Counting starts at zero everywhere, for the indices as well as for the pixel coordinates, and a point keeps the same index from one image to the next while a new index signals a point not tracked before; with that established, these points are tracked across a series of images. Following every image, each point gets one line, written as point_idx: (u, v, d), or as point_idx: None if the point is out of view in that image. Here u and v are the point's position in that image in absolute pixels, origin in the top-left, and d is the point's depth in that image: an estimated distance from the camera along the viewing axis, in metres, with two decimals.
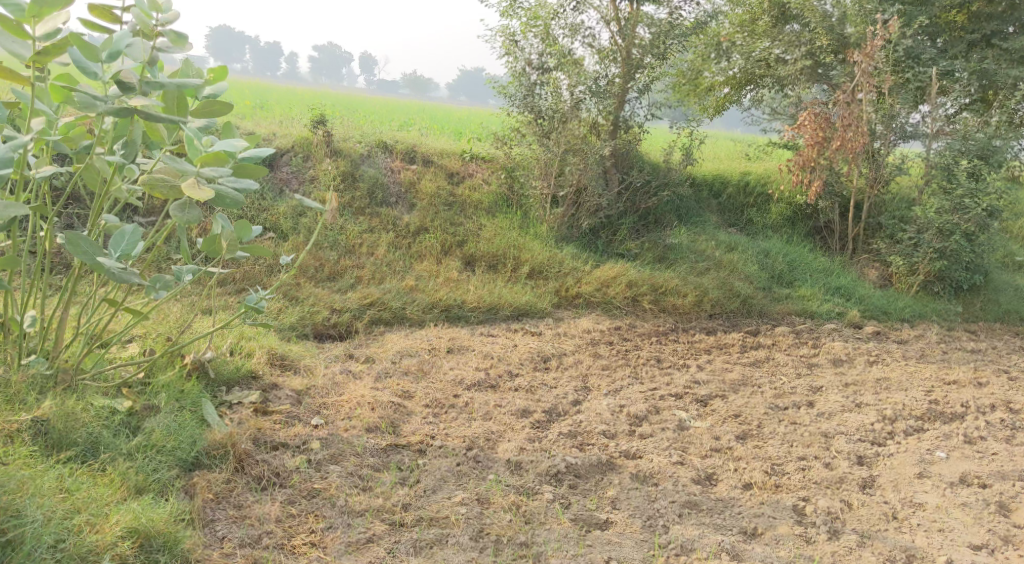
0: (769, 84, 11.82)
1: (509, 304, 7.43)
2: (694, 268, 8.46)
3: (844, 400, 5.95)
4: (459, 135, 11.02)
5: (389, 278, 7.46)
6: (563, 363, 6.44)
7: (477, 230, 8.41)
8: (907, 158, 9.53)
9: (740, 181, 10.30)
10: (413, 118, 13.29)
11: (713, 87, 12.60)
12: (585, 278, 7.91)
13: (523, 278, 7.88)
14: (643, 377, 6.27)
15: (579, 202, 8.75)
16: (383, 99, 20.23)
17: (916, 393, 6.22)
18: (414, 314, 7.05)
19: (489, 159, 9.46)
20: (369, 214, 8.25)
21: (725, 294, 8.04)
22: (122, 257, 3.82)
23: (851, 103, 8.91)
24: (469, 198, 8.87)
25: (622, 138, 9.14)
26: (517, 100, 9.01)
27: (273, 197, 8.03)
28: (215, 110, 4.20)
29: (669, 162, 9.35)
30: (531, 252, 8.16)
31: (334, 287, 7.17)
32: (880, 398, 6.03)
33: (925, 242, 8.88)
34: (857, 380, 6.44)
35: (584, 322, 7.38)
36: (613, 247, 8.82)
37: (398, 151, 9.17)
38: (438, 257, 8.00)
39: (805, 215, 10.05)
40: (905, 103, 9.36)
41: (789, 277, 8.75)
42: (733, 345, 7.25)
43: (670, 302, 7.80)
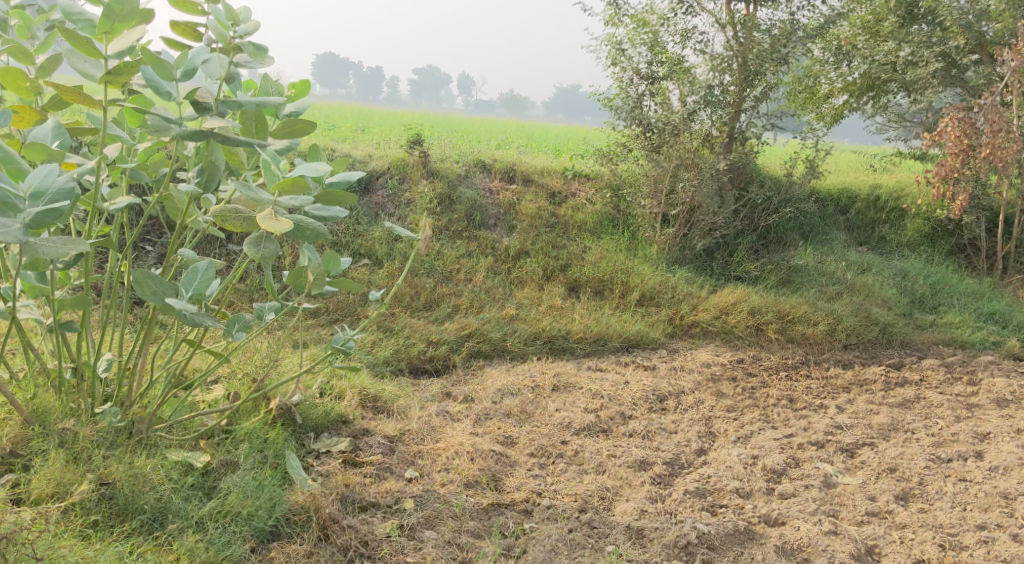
0: (894, 89, 10.78)
1: (619, 333, 6.80)
2: (824, 293, 7.66)
3: (1020, 451, 5.08)
4: (559, 152, 10.45)
5: (488, 306, 6.93)
6: (682, 404, 5.76)
7: (581, 253, 7.81)
8: None
9: (869, 195, 9.39)
10: (512, 136, 12.80)
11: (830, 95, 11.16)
12: (701, 305, 7.21)
13: (633, 305, 7.24)
14: (775, 421, 5.54)
15: (692, 221, 8.06)
16: (482, 118, 19.94)
17: None
18: (516, 346, 6.49)
19: (593, 176, 8.86)
20: (467, 237, 7.78)
21: (861, 321, 7.20)
22: (194, 296, 3.39)
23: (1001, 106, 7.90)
24: (572, 218, 8.30)
25: (738, 151, 8.44)
26: (624, 113, 8.40)
27: (368, 222, 7.65)
28: (298, 130, 3.73)
29: (791, 177, 8.56)
30: (641, 277, 7.51)
31: (430, 317, 6.69)
32: None
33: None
34: None
35: (702, 354, 6.68)
36: (730, 270, 8.09)
37: (496, 171, 8.69)
38: (541, 283, 7.44)
39: (946, 231, 9.05)
40: None
41: (932, 301, 7.83)
42: (875, 381, 6.41)
43: (799, 331, 7.02)
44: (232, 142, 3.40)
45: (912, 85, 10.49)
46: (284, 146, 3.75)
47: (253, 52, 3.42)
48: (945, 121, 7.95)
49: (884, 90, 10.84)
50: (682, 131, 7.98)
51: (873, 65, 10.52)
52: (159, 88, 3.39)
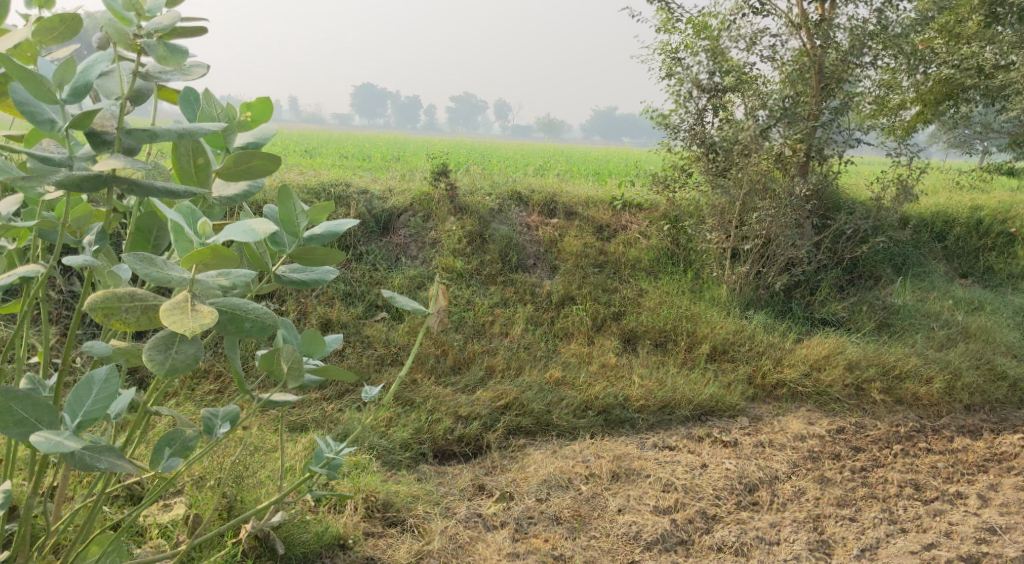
0: (975, 97, 9.38)
1: (689, 399, 5.57)
2: (933, 338, 6.49)
3: None
4: (602, 178, 9.30)
5: (528, 368, 5.71)
6: (778, 497, 4.53)
7: (637, 298, 6.61)
8: None
9: (971, 219, 8.41)
10: (550, 162, 11.72)
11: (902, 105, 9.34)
12: (788, 359, 6.04)
13: (703, 361, 6.01)
14: (903, 520, 4.29)
15: (767, 255, 6.77)
16: (517, 145, 18.93)
17: None
18: (565, 419, 5.23)
19: (648, 206, 7.66)
20: (502, 282, 6.59)
21: (984, 377, 6.05)
22: (84, 425, 2.23)
23: None
24: (624, 255, 7.09)
25: (815, 172, 7.28)
26: (683, 132, 7.32)
27: (386, 268, 6.50)
28: (255, 170, 2.50)
29: (882, 200, 7.31)
30: (711, 326, 6.29)
31: (458, 384, 5.48)
32: None
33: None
34: None
35: (793, 424, 5.47)
36: (814, 312, 6.87)
37: (535, 203, 7.53)
38: (590, 336, 6.21)
39: None
40: None
41: None
42: (1017, 456, 5.23)
43: (909, 390, 5.85)
44: (142, 188, 2.27)
45: (1000, 93, 9.14)
46: (236, 192, 2.56)
47: (164, 55, 2.21)
48: None
49: (961, 98, 9.38)
50: (754, 152, 6.75)
51: (956, 70, 9.01)
52: (35, 112, 2.27)
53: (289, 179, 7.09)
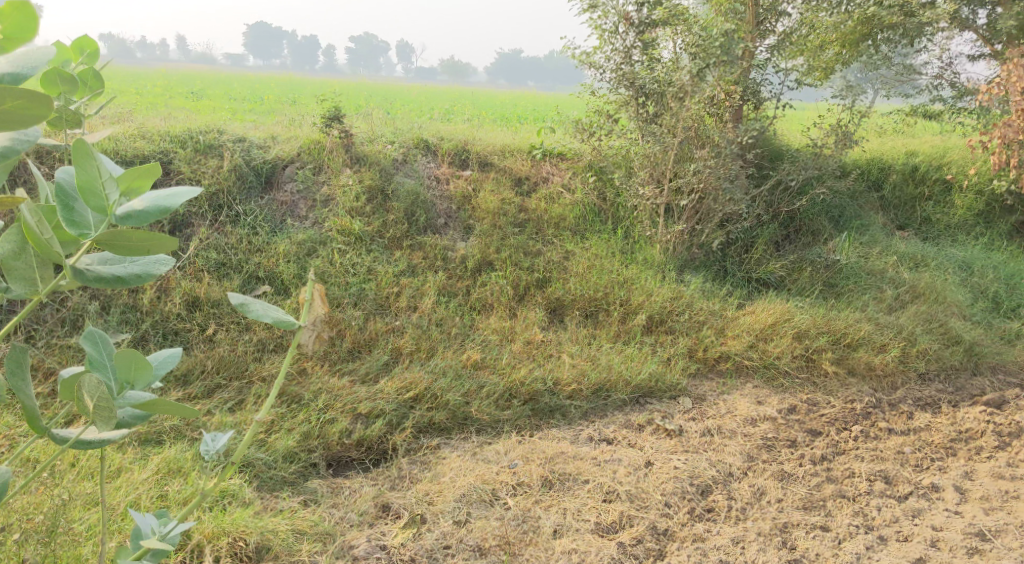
0: (894, 39, 8.83)
1: (626, 380, 4.85)
2: (882, 300, 6.01)
3: None
4: (516, 124, 8.40)
5: (441, 349, 4.86)
6: (735, 501, 3.92)
7: (562, 261, 5.83)
8: None
9: (906, 164, 8.11)
10: (458, 105, 10.76)
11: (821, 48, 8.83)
12: (731, 328, 5.41)
13: (638, 334, 5.30)
14: (880, 526, 3.81)
15: (702, 211, 6.12)
16: (423, 88, 17.76)
17: None
18: (485, 412, 4.44)
19: (572, 155, 6.75)
20: (408, 246, 5.66)
21: (937, 342, 5.63)
22: None
23: None
24: (547, 212, 6.28)
25: (750, 120, 6.57)
26: (610, 71, 6.35)
27: (269, 231, 5.49)
28: (16, 116, 1.59)
29: (823, 147, 6.66)
30: (647, 293, 5.57)
31: (358, 373, 4.59)
32: None
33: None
34: None
35: (741, 405, 4.86)
36: (750, 271, 6.27)
37: (444, 152, 6.59)
38: (512, 308, 5.41)
39: (1003, 207, 7.85)
40: None
41: (1010, 303, 6.53)
42: (982, 434, 4.84)
43: (863, 360, 5.31)
44: None
45: (922, 31, 8.58)
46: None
47: None
48: (1007, 68, 6.91)
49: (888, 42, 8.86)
50: (689, 95, 5.91)
51: (882, 7, 8.33)
52: None
53: (148, 126, 5.93)
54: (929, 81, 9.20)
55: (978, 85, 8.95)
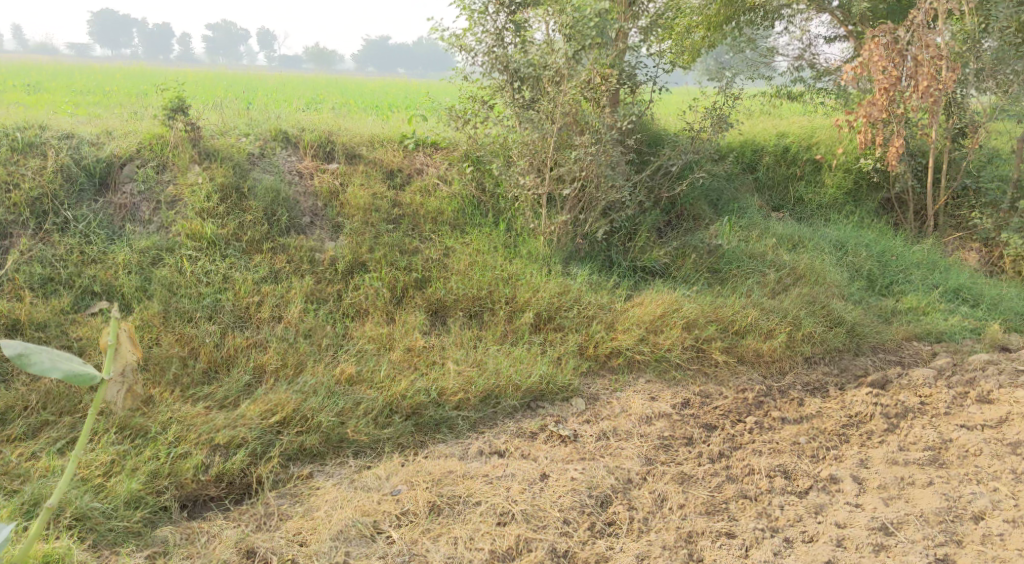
0: (757, 20, 8.88)
1: (516, 384, 4.52)
2: (766, 284, 5.94)
3: None
4: (386, 112, 7.91)
5: (311, 364, 4.39)
6: (637, 511, 3.68)
7: (442, 259, 5.42)
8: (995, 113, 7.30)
9: (777, 146, 8.17)
10: (325, 94, 10.17)
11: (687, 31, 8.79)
12: (621, 321, 5.17)
13: (525, 334, 4.99)
14: (784, 527, 3.67)
15: (585, 200, 5.86)
16: (288, 75, 16.90)
17: None
18: (363, 432, 4.01)
19: (446, 145, 6.36)
20: (270, 250, 5.11)
21: (822, 324, 5.58)
22: None
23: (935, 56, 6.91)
24: (422, 205, 5.81)
25: (628, 104, 6.36)
26: (481, 55, 5.94)
27: (106, 239, 4.91)
28: None
29: (699, 130, 6.52)
30: (532, 289, 5.26)
31: (215, 398, 4.10)
32: None
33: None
34: None
35: (635, 402, 4.64)
36: (635, 260, 6.07)
37: (307, 144, 6.04)
38: (389, 312, 4.95)
39: (870, 184, 7.98)
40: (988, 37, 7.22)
41: (883, 281, 6.64)
42: (872, 417, 4.75)
43: (752, 348, 5.20)
44: None
45: (778, 10, 8.66)
46: None
47: None
48: (869, 47, 6.95)
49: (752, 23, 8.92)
50: (567, 78, 5.66)
51: None
52: None
53: None
54: (791, 63, 9.24)
55: (835, 65, 9.09)
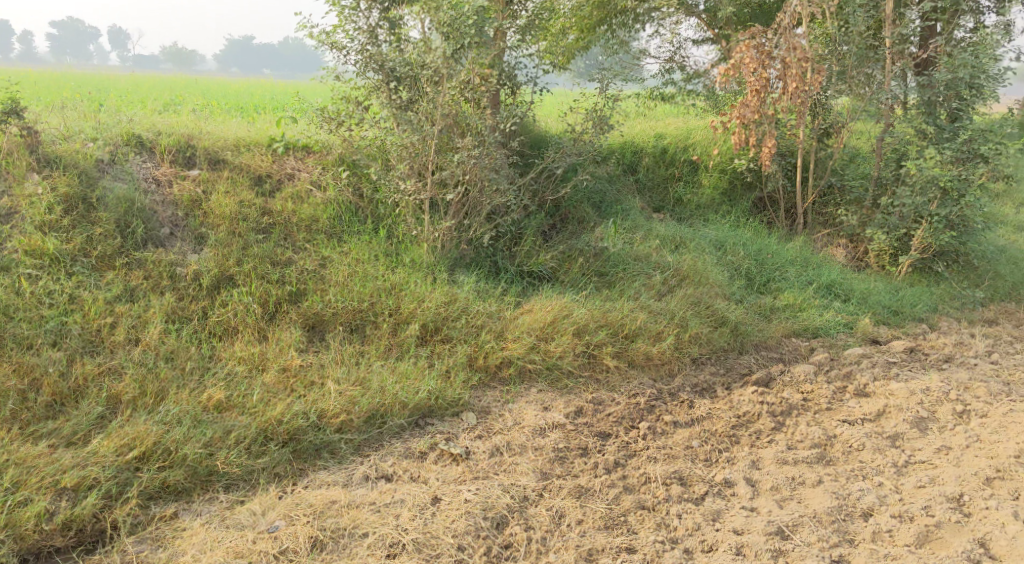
0: (630, 22, 8.95)
1: (402, 402, 4.26)
2: (652, 286, 5.90)
3: (1005, 538, 3.66)
4: (253, 115, 7.48)
5: (174, 391, 4.01)
6: (534, 531, 3.54)
7: (318, 269, 5.08)
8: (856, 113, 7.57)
9: (655, 148, 8.23)
10: (186, 96, 9.57)
11: (563, 31, 8.76)
12: (511, 330, 4.99)
13: (410, 347, 4.74)
14: (683, 537, 3.60)
15: (469, 204, 5.65)
16: (146, 76, 15.94)
17: None
18: (235, 464, 3.68)
19: (319, 148, 6.00)
20: (123, 265, 4.67)
21: (708, 325, 5.58)
22: None
23: (803, 59, 7.07)
24: (295, 213, 5.44)
25: (509, 106, 6.21)
26: (354, 54, 5.65)
27: None
28: None
29: (581, 132, 6.45)
30: (417, 299, 5.01)
31: (63, 436, 3.70)
32: None
33: (927, 211, 7.17)
34: (979, 465, 4.22)
35: (527, 414, 4.47)
36: (521, 265, 5.91)
37: (163, 149, 5.57)
38: (261, 329, 4.59)
39: (744, 184, 8.13)
40: (850, 40, 7.45)
41: (762, 278, 6.75)
42: (759, 416, 4.75)
43: (641, 352, 5.13)
44: None
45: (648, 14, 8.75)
46: None
47: None
48: (741, 49, 7.04)
49: (626, 25, 8.99)
50: (446, 78, 5.44)
51: None
52: None
53: None
54: (662, 66, 9.43)
55: (704, 68, 9.30)
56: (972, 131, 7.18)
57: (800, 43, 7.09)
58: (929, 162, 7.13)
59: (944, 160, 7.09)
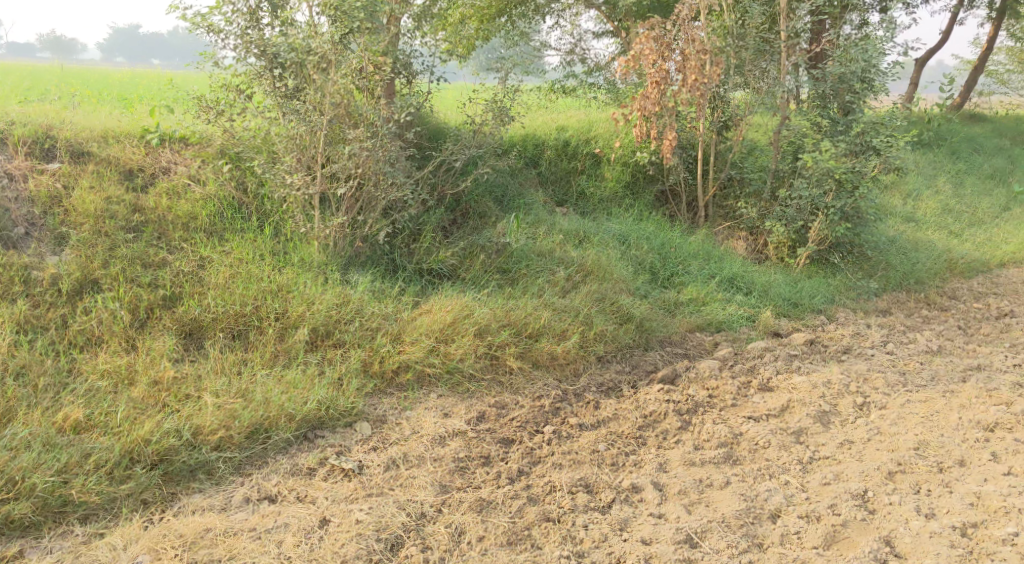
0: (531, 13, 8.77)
1: (289, 415, 3.94)
2: (555, 282, 5.72)
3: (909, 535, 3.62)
4: (130, 104, 6.96)
5: (24, 412, 3.60)
6: (432, 551, 3.30)
7: (196, 271, 4.67)
8: (754, 107, 7.59)
9: (557, 141, 8.08)
10: (61, 85, 8.92)
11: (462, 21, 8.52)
12: (409, 332, 4.71)
13: (298, 355, 4.41)
14: (589, 550, 3.41)
15: (363, 200, 5.33)
16: (22, 64, 14.92)
17: (967, 473, 4.08)
18: (93, 492, 3.35)
19: (197, 139, 5.51)
20: None
21: (612, 322, 5.42)
22: None
23: (702, 51, 7.02)
24: (170, 210, 5.02)
25: (405, 97, 5.91)
26: (234, 40, 5.25)
27: None
28: None
29: (481, 124, 6.20)
30: (306, 302, 4.67)
31: None
32: (943, 508, 3.80)
33: (823, 204, 7.23)
34: (882, 459, 4.19)
35: (426, 422, 4.20)
36: (420, 262, 5.63)
37: (19, 141, 5.10)
38: (130, 339, 4.18)
39: (646, 178, 8.06)
40: (748, 33, 7.45)
41: (666, 273, 6.66)
42: (666, 415, 4.62)
43: (545, 352, 4.93)
44: None
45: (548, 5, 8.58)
46: None
47: None
48: (640, 41, 6.94)
49: (527, 16, 8.81)
50: (335, 65, 5.07)
51: None
52: None
53: None
54: (563, 57, 9.34)
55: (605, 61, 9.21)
56: (864, 124, 7.27)
57: (698, 35, 7.04)
58: (825, 155, 7.19)
59: (838, 153, 7.16)
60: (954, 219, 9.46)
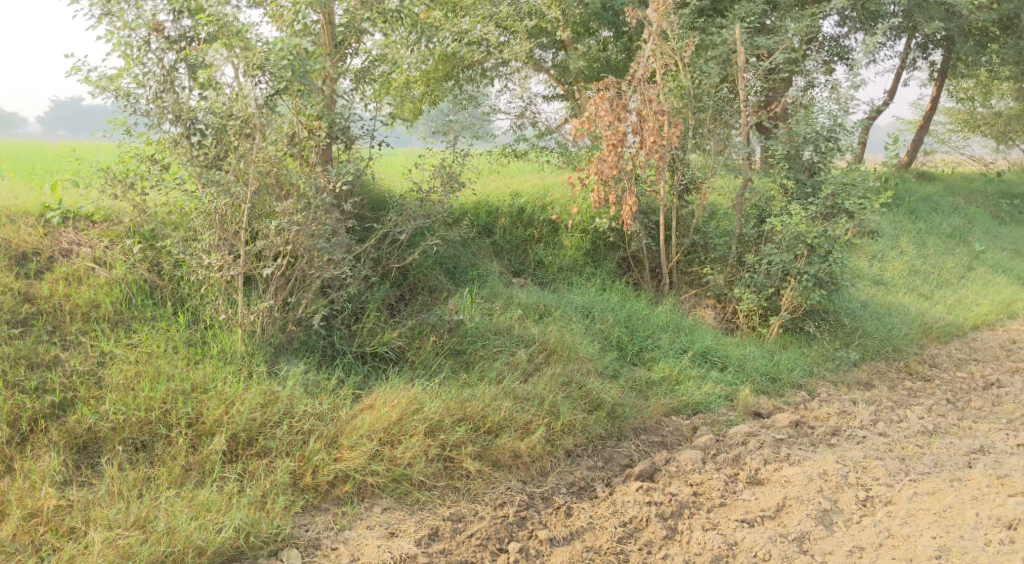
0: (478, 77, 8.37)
1: (198, 548, 3.37)
2: (516, 365, 5.11)
3: None
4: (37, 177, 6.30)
5: None
6: None
7: (94, 369, 4.07)
8: (718, 169, 7.17)
9: (512, 207, 7.58)
10: None
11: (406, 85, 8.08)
12: (347, 435, 4.03)
13: (214, 469, 3.73)
14: None
15: (295, 279, 4.70)
16: None
17: None
18: None
19: (104, 217, 4.89)
20: None
21: (581, 411, 4.81)
22: None
23: (659, 113, 6.62)
24: (69, 298, 4.39)
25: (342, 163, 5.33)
26: (146, 105, 4.67)
27: None
28: None
29: (428, 192, 5.65)
30: (225, 402, 4.00)
31: None
32: None
33: (794, 269, 6.78)
34: None
35: (368, 549, 3.54)
36: (361, 347, 4.96)
37: None
38: (9, 458, 3.64)
39: (607, 245, 7.56)
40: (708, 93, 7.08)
41: (634, 348, 6.11)
42: (647, 520, 4.03)
43: (508, 450, 4.29)
44: None
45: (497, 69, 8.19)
46: None
47: None
48: (594, 101, 6.51)
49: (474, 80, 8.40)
50: (261, 131, 4.49)
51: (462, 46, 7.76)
52: None
53: None
54: (513, 121, 8.94)
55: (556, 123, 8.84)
56: (833, 185, 6.85)
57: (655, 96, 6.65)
58: (795, 219, 6.77)
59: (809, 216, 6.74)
60: (922, 280, 9.15)
